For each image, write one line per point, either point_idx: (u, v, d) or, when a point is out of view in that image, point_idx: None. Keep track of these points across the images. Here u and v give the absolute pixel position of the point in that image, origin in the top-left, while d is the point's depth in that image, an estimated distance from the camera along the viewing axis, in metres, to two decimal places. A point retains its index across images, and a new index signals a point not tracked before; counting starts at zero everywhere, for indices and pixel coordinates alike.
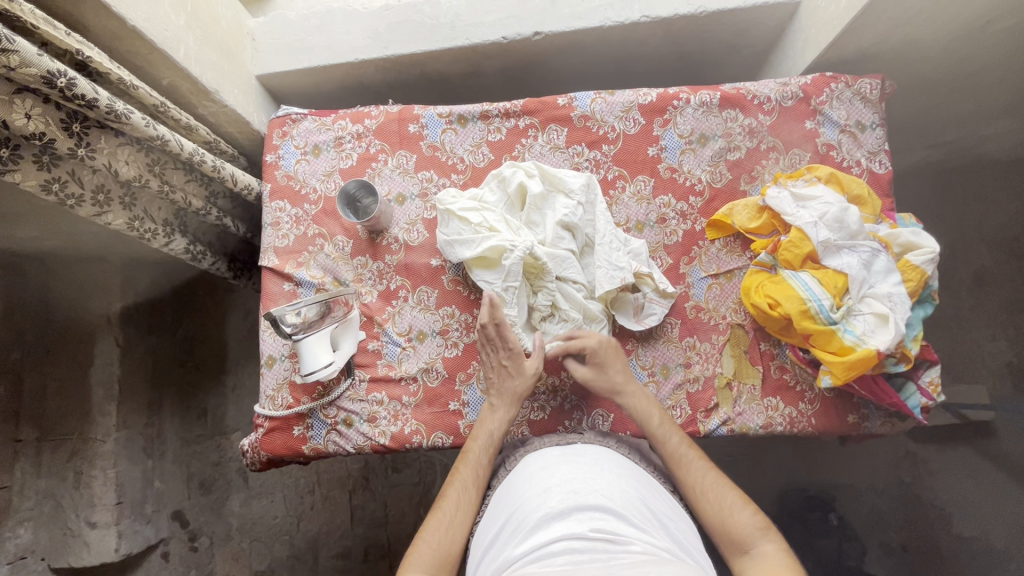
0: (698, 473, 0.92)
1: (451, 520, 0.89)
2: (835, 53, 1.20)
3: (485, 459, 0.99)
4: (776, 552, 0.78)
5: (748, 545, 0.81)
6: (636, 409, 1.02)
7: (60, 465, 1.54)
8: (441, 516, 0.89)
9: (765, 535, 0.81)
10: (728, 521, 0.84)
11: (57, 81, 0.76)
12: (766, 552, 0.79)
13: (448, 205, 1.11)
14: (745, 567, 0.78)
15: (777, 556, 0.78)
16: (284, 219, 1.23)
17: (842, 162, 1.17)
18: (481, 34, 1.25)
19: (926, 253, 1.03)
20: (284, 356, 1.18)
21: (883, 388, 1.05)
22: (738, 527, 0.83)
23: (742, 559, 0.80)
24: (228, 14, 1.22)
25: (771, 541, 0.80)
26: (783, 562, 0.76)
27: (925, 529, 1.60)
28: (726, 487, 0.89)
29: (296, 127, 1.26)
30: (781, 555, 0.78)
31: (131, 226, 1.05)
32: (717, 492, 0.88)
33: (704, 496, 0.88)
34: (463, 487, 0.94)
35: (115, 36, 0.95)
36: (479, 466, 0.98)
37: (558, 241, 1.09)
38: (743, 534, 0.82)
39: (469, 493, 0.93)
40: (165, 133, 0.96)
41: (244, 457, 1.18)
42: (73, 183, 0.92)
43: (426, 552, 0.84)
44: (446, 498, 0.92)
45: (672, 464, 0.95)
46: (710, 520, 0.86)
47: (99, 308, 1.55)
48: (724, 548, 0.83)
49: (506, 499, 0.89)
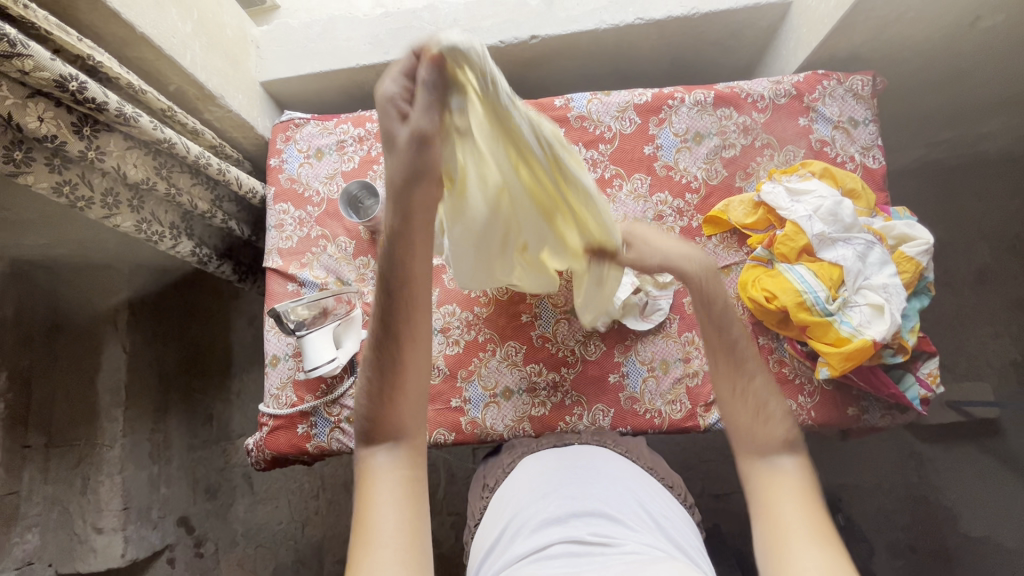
0: (746, 376, 0.81)
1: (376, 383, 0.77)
2: (826, 51, 1.22)
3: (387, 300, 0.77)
4: (798, 473, 0.75)
5: (767, 453, 0.76)
6: (703, 288, 0.87)
7: (68, 471, 1.57)
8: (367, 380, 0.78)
9: (790, 453, 0.76)
10: (760, 428, 0.78)
11: (68, 85, 0.79)
12: (783, 468, 0.75)
13: None
14: (757, 478, 0.75)
15: (794, 474, 0.74)
16: (288, 221, 1.26)
17: (836, 158, 1.19)
18: (479, 39, 1.28)
19: (921, 245, 1.05)
20: (288, 355, 1.19)
21: (882, 378, 1.06)
22: (765, 436, 0.77)
23: (752, 459, 0.77)
24: (232, 22, 1.25)
25: (794, 458, 0.76)
26: (800, 487, 0.73)
27: (934, 529, 1.58)
28: (772, 392, 0.80)
29: (299, 131, 1.29)
30: (803, 476, 0.74)
31: (138, 229, 1.08)
32: (759, 397, 0.80)
33: (740, 398, 0.80)
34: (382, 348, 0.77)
35: (124, 43, 0.98)
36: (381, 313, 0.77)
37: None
38: (768, 442, 0.77)
39: (387, 352, 0.77)
40: (172, 136, 0.99)
41: (249, 456, 1.20)
42: (84, 185, 0.95)
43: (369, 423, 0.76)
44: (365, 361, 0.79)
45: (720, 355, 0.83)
46: (737, 419, 0.80)
47: (105, 311, 1.57)
48: (735, 445, 0.79)
49: (506, 505, 0.90)
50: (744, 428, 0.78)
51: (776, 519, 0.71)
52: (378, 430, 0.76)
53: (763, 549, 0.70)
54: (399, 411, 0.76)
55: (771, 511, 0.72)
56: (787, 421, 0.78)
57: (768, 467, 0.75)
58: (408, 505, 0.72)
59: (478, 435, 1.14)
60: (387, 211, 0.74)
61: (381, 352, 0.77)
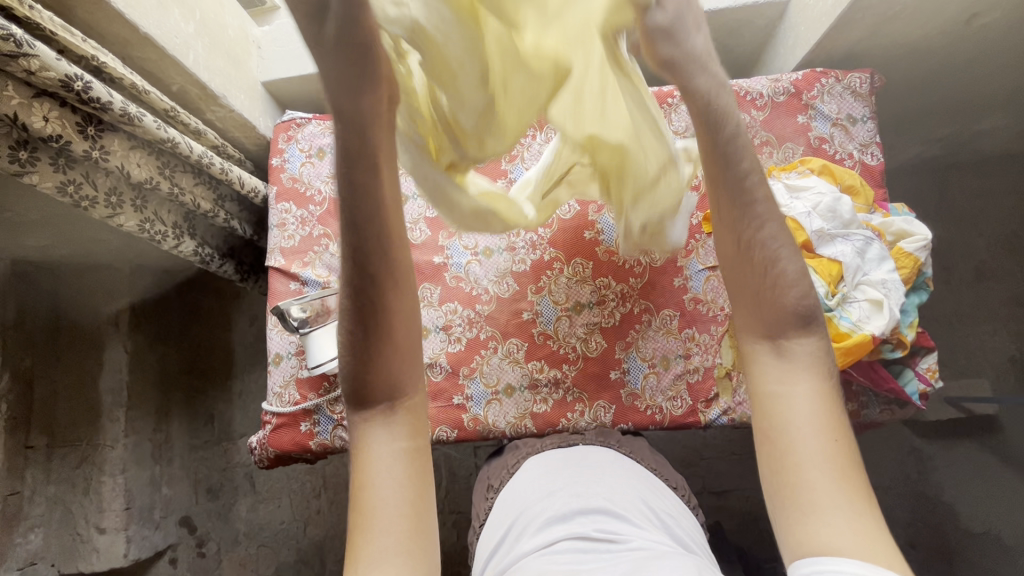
0: (755, 226, 0.80)
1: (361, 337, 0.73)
2: (825, 50, 1.23)
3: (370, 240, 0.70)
4: (810, 353, 0.75)
5: (777, 335, 0.77)
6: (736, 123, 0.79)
7: (70, 471, 1.57)
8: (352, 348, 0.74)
9: (803, 328, 0.76)
10: (769, 298, 0.77)
11: (74, 85, 0.80)
12: (794, 350, 0.75)
13: None
14: (768, 363, 0.76)
15: (806, 354, 0.75)
16: (290, 220, 1.26)
17: (835, 155, 1.20)
18: None
19: (918, 241, 1.06)
20: (290, 353, 1.20)
21: (881, 373, 1.07)
22: (776, 310, 0.77)
23: (763, 343, 0.77)
24: (235, 23, 1.26)
25: (807, 335, 0.76)
26: (808, 371, 0.74)
27: (935, 525, 1.58)
28: (783, 248, 0.79)
29: (300, 131, 1.30)
30: (814, 358, 0.75)
31: (142, 229, 1.08)
32: (768, 252, 0.79)
33: (748, 253, 0.79)
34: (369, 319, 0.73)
35: (128, 44, 0.99)
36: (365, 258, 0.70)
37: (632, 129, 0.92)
38: (779, 312, 0.77)
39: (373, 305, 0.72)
40: (175, 136, 0.99)
41: (253, 454, 1.21)
42: (88, 185, 0.95)
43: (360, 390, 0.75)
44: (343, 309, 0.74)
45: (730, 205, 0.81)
46: (748, 284, 0.79)
47: (107, 313, 1.58)
48: (745, 317, 0.80)
49: (511, 504, 0.91)
50: (753, 295, 0.79)
51: (782, 443, 0.70)
52: (369, 387, 0.75)
53: (769, 477, 0.70)
54: (389, 377, 0.75)
55: (775, 433, 0.71)
56: (800, 283, 0.77)
57: (778, 341, 0.76)
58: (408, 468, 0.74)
59: (481, 432, 1.14)
60: (336, 138, 0.67)
61: (363, 318, 0.72)
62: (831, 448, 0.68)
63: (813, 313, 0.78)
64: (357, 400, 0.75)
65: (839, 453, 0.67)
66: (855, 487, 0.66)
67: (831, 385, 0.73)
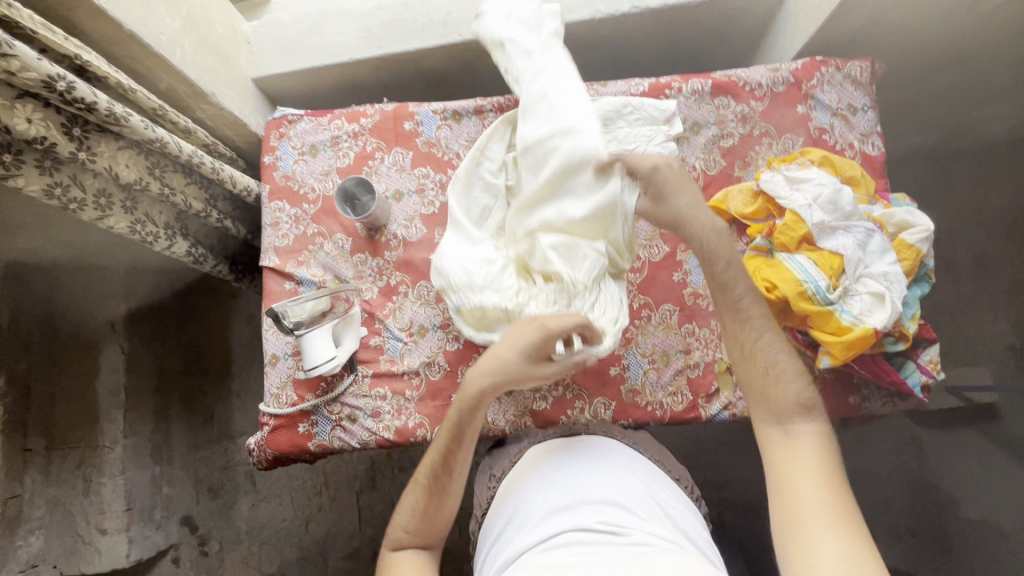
0: (753, 333, 0.88)
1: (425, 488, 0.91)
2: (825, 38, 1.21)
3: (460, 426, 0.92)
4: (812, 438, 0.78)
5: (784, 420, 0.81)
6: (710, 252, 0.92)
7: (71, 473, 1.54)
8: (412, 501, 0.91)
9: (806, 415, 0.80)
10: (773, 391, 0.83)
11: (57, 85, 0.78)
12: (800, 430, 0.79)
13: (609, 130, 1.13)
14: (774, 443, 0.80)
15: (809, 435, 0.78)
16: (283, 219, 1.24)
17: (835, 146, 1.18)
18: (473, 31, 1.26)
19: (920, 232, 1.04)
20: (287, 354, 1.19)
21: (882, 365, 1.06)
22: (782, 400, 0.82)
23: (772, 424, 0.81)
24: (223, 18, 1.23)
25: (811, 422, 0.79)
26: (813, 448, 0.77)
27: (934, 514, 1.58)
28: (780, 351, 0.86)
29: (292, 127, 1.28)
30: (819, 441, 0.78)
31: (132, 230, 1.06)
32: (769, 355, 0.86)
33: (750, 359, 0.87)
34: (431, 474, 0.92)
35: (112, 41, 0.97)
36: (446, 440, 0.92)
37: (513, 47, 1.04)
38: (785, 406, 0.81)
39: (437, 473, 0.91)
40: (164, 135, 0.97)
41: (251, 456, 1.20)
42: (75, 187, 0.94)
43: (402, 534, 0.89)
44: (417, 482, 0.93)
45: (730, 318, 0.91)
46: (753, 385, 0.85)
47: (104, 315, 1.57)
48: (754, 406, 0.84)
49: (512, 494, 0.90)
50: (758, 391, 0.84)
51: (790, 496, 0.73)
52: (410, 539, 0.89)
53: (777, 519, 0.72)
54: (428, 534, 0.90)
55: (785, 488, 0.74)
56: (800, 380, 0.83)
57: (784, 423, 0.80)
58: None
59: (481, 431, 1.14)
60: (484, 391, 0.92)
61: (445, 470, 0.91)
62: (837, 507, 0.70)
63: (814, 401, 0.81)
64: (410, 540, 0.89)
65: (844, 515, 0.69)
66: (860, 534, 0.67)
67: (836, 462, 0.76)
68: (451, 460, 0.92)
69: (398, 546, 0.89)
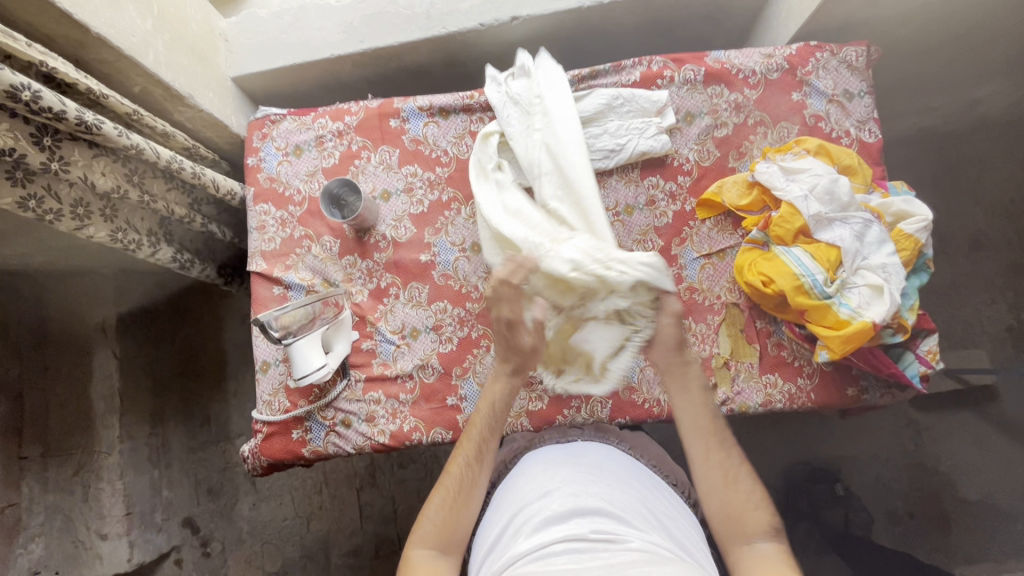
0: (733, 455, 0.88)
1: (455, 491, 0.89)
2: (820, 23, 1.18)
3: (488, 431, 0.94)
4: (776, 555, 0.79)
5: (750, 536, 0.81)
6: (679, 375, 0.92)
7: (67, 481, 1.52)
8: (440, 497, 0.89)
9: (771, 537, 0.81)
10: (742, 511, 0.83)
11: (21, 95, 0.75)
12: (765, 549, 0.79)
13: (597, 125, 1.16)
14: (741, 559, 0.80)
15: (774, 556, 0.79)
16: (270, 223, 1.22)
17: (832, 134, 1.15)
18: (458, 22, 1.22)
19: (919, 221, 1.02)
20: (278, 360, 1.17)
21: (881, 358, 1.04)
22: (748, 521, 0.82)
23: (739, 544, 0.81)
24: (197, 16, 1.19)
25: (775, 544, 0.80)
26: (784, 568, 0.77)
27: (932, 495, 1.58)
28: (751, 480, 0.86)
29: (275, 128, 1.25)
30: (782, 558, 0.78)
31: (114, 239, 1.04)
32: (741, 482, 0.86)
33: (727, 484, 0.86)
34: (465, 464, 0.92)
35: (81, 46, 0.94)
36: (480, 439, 0.94)
37: (523, 98, 1.15)
38: (751, 527, 0.82)
39: (471, 470, 0.91)
40: (140, 142, 0.94)
41: (246, 463, 1.18)
42: (51, 199, 0.91)
43: (430, 531, 0.86)
44: (449, 476, 0.91)
45: (714, 438, 0.89)
46: (721, 505, 0.85)
47: (95, 320, 1.54)
48: (721, 524, 0.84)
49: (500, 518, 0.87)
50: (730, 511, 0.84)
51: None
52: (436, 538, 0.85)
53: None
54: (450, 532, 0.86)
55: None
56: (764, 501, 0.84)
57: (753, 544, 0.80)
58: None
59: None
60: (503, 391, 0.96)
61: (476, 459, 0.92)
62: None
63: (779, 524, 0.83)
64: (430, 539, 0.85)
65: None
66: None
67: None
68: (477, 457, 0.92)
69: (434, 546, 0.85)
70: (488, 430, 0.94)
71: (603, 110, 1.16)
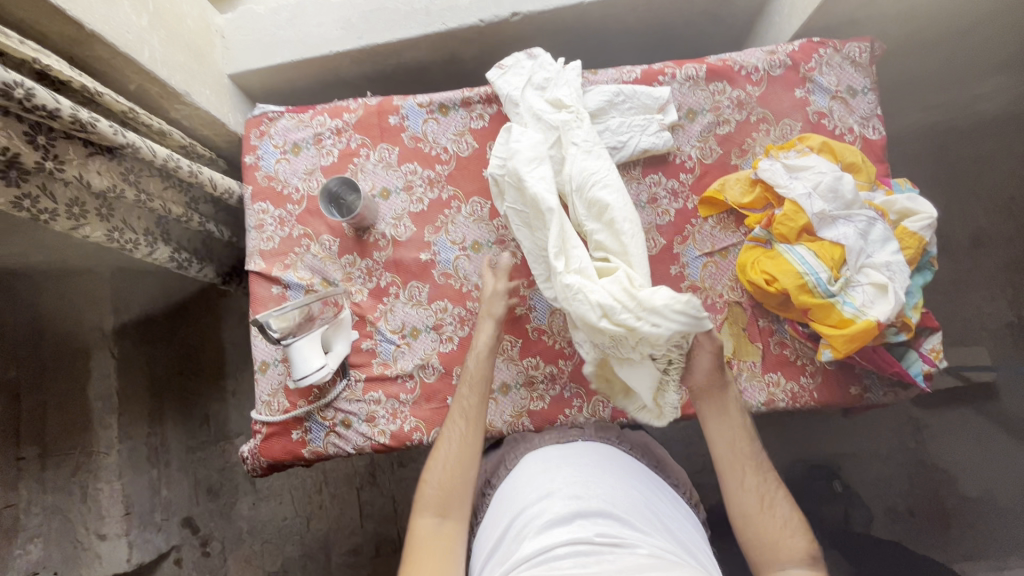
0: (769, 478, 0.85)
1: (451, 452, 0.90)
2: (823, 19, 1.17)
3: (474, 387, 0.96)
4: None
5: (783, 563, 0.79)
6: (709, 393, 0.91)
7: (66, 480, 1.49)
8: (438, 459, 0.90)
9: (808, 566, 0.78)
10: (775, 538, 0.80)
11: (15, 92, 0.73)
12: None
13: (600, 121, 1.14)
14: None
15: None
16: (268, 221, 1.21)
17: (835, 131, 1.14)
18: (458, 19, 1.21)
19: (923, 219, 1.01)
20: (277, 360, 1.16)
21: (885, 357, 1.03)
22: (782, 547, 0.80)
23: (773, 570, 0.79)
24: (193, 12, 1.18)
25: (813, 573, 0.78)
26: None
27: (932, 493, 1.58)
28: (788, 506, 0.83)
29: (273, 125, 1.23)
30: None
31: (110, 238, 1.02)
32: (777, 507, 0.83)
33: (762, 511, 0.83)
34: (457, 423, 0.93)
35: (75, 43, 0.92)
36: (468, 395, 0.95)
37: (547, 115, 1.10)
38: (785, 554, 0.79)
39: (461, 427, 0.93)
40: (136, 140, 0.93)
41: (245, 464, 1.17)
42: (46, 198, 0.90)
43: (433, 496, 0.86)
44: (444, 437, 0.93)
45: (752, 464, 0.86)
46: (753, 531, 0.82)
47: (93, 321, 1.53)
48: (753, 550, 0.82)
49: (500, 520, 0.86)
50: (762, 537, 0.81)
51: None
52: (437, 504, 0.85)
53: None
54: (449, 493, 0.86)
55: None
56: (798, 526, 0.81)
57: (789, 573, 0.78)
58: (445, 550, 0.81)
59: None
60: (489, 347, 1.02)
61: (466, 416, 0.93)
62: None
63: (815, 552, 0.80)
64: (431, 504, 0.85)
65: None
66: None
67: None
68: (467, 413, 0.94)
69: (435, 513, 0.84)
70: (475, 387, 0.96)
71: (605, 107, 1.14)
